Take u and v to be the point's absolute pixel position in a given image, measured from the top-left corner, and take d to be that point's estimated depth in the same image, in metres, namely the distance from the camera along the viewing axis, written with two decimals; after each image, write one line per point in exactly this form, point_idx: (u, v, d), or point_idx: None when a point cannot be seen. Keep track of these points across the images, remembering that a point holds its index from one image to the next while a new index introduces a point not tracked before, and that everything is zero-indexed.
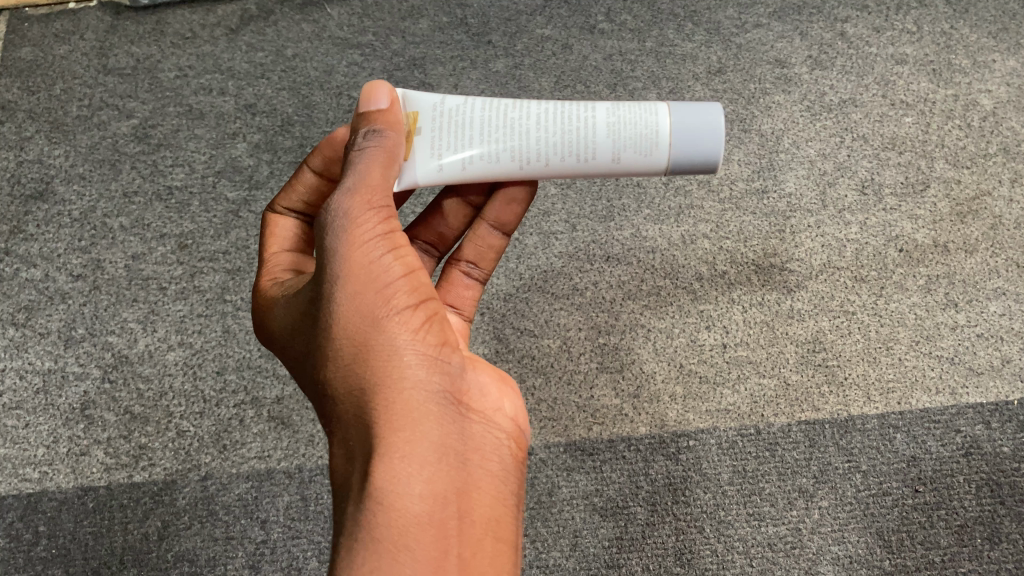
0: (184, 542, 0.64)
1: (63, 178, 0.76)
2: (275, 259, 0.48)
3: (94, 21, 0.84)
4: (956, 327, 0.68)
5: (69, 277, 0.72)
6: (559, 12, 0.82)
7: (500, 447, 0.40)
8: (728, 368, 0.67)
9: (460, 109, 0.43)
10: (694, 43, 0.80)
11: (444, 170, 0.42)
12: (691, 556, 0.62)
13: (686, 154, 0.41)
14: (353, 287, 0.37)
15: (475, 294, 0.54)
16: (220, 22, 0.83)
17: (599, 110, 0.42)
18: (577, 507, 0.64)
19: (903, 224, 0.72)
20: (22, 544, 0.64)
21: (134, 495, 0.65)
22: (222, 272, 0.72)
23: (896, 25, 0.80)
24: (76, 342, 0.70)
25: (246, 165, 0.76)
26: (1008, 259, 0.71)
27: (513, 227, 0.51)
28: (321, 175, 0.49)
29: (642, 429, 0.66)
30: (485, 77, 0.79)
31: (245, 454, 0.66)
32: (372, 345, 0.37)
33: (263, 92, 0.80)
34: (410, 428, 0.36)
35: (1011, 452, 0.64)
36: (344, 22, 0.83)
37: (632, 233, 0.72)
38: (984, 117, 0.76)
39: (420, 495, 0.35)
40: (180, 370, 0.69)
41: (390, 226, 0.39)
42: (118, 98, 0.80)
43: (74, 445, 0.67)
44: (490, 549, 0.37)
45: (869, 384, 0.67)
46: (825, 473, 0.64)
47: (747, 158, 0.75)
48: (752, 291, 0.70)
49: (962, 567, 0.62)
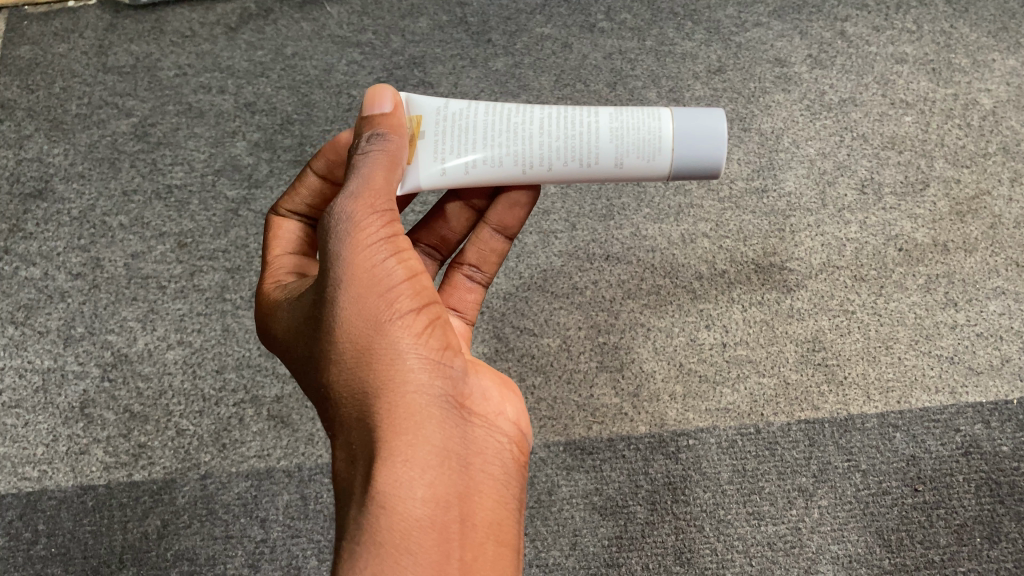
0: (183, 541, 0.64)
1: (62, 176, 0.76)
2: (279, 262, 0.48)
3: (94, 19, 0.83)
4: (955, 326, 0.69)
5: (69, 276, 0.72)
6: (559, 11, 0.82)
7: (501, 451, 0.40)
8: (727, 367, 0.67)
9: (463, 113, 0.43)
10: (694, 42, 0.80)
11: (447, 173, 0.42)
12: (691, 555, 0.62)
13: (688, 159, 0.41)
14: (356, 291, 0.37)
15: (477, 297, 0.54)
16: (220, 21, 0.83)
17: (601, 115, 0.42)
18: (577, 506, 0.64)
19: (903, 223, 0.72)
20: (22, 543, 0.64)
21: (134, 494, 0.65)
22: (221, 271, 0.72)
23: (896, 24, 0.81)
24: (76, 340, 0.70)
25: (246, 163, 0.76)
26: (1007, 258, 0.71)
27: (515, 230, 0.51)
28: (325, 177, 0.48)
29: (641, 428, 0.66)
30: (485, 76, 0.79)
31: (245, 453, 0.66)
32: (375, 349, 0.37)
33: (263, 91, 0.80)
34: (413, 432, 0.36)
35: (1011, 451, 0.65)
36: (344, 20, 0.83)
37: (632, 232, 0.72)
38: (984, 116, 0.76)
39: (422, 498, 0.35)
40: (180, 369, 0.69)
41: (393, 230, 0.39)
42: (118, 96, 0.80)
43: (74, 443, 0.67)
44: (492, 553, 0.37)
45: (868, 384, 0.67)
46: (825, 472, 0.64)
47: (746, 157, 0.75)
48: (752, 290, 0.70)
49: (962, 566, 0.62)
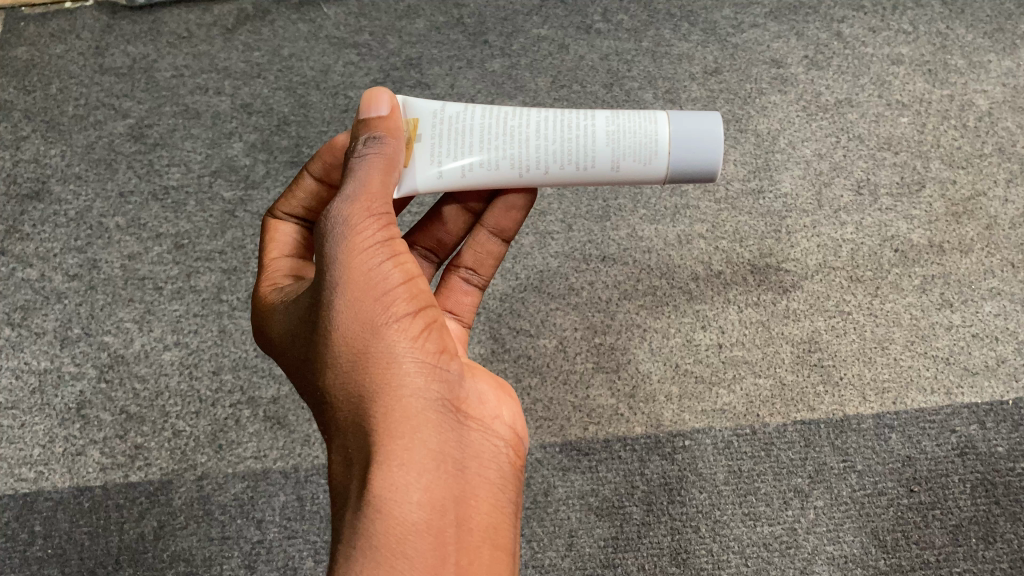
0: (180, 542, 0.64)
1: (59, 177, 0.76)
2: (276, 264, 0.48)
3: (91, 21, 0.83)
4: (951, 326, 0.69)
5: (66, 277, 0.72)
6: (556, 12, 0.82)
7: (498, 454, 0.40)
8: (724, 368, 0.67)
9: (460, 116, 0.43)
10: (691, 43, 0.80)
11: (444, 176, 0.42)
12: (687, 556, 0.62)
13: (685, 162, 0.41)
14: (352, 294, 0.37)
15: (474, 300, 0.54)
16: (217, 22, 0.83)
17: (598, 118, 0.42)
18: (574, 506, 0.64)
19: (899, 224, 0.72)
20: (18, 544, 0.64)
21: (131, 495, 0.65)
22: (218, 272, 0.72)
23: (892, 25, 0.81)
24: (73, 342, 0.70)
25: (243, 164, 0.76)
26: (1003, 259, 0.71)
27: (512, 233, 0.51)
28: (322, 180, 0.48)
29: (638, 429, 0.66)
30: (482, 77, 0.79)
31: (242, 454, 0.66)
32: (371, 353, 0.37)
33: (260, 92, 0.80)
34: (409, 436, 0.36)
35: (1006, 452, 0.65)
36: (341, 22, 0.83)
37: (628, 233, 0.72)
38: (980, 117, 0.76)
39: (418, 502, 0.35)
40: (177, 370, 0.69)
41: (390, 233, 0.39)
42: (114, 97, 0.80)
43: (71, 444, 0.67)
44: (488, 557, 0.37)
45: (864, 384, 0.67)
46: (821, 473, 0.64)
47: (743, 157, 0.75)
48: (748, 291, 0.70)
49: (957, 567, 0.62)
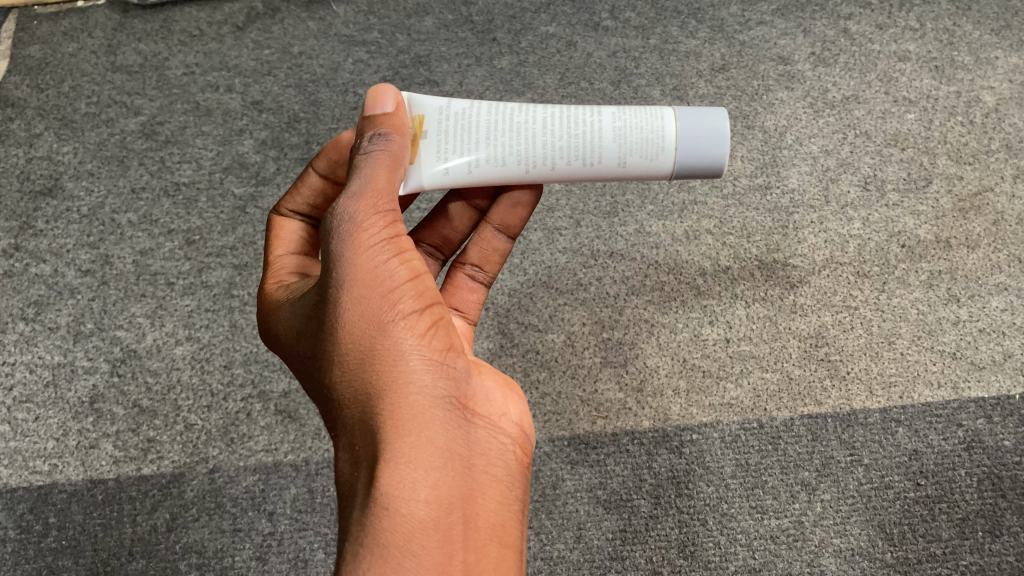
0: (192, 534, 0.64)
1: (72, 174, 0.77)
2: (281, 261, 0.48)
3: (103, 20, 0.85)
4: (958, 321, 0.69)
5: (78, 273, 0.73)
6: (564, 10, 0.83)
7: (504, 452, 0.41)
8: (731, 362, 0.68)
9: (466, 113, 0.43)
10: (698, 40, 0.81)
11: (451, 173, 0.43)
12: (695, 549, 0.63)
13: (693, 156, 0.42)
14: (359, 292, 0.38)
15: (480, 297, 0.54)
16: (227, 20, 0.84)
17: (605, 114, 0.42)
18: (582, 500, 0.64)
19: (906, 219, 0.72)
20: (32, 535, 0.64)
21: (144, 487, 0.66)
22: (229, 268, 0.73)
23: (899, 22, 0.81)
24: (86, 336, 0.71)
25: (253, 161, 0.77)
26: (1010, 254, 0.71)
27: (518, 230, 0.51)
28: (327, 177, 0.49)
29: (646, 422, 0.66)
30: (490, 75, 0.80)
31: (254, 447, 0.67)
32: (378, 350, 0.37)
33: (270, 90, 0.81)
34: (416, 433, 0.37)
35: (1013, 446, 0.65)
36: (350, 20, 0.84)
37: (636, 229, 0.72)
38: (987, 113, 0.77)
39: (426, 500, 0.36)
40: (189, 364, 0.70)
41: (396, 231, 0.40)
42: (127, 95, 0.81)
43: (84, 437, 0.67)
44: (495, 554, 0.37)
45: (871, 378, 0.67)
46: (828, 466, 0.64)
47: (750, 154, 0.75)
48: (756, 286, 0.70)
49: (963, 560, 0.62)
